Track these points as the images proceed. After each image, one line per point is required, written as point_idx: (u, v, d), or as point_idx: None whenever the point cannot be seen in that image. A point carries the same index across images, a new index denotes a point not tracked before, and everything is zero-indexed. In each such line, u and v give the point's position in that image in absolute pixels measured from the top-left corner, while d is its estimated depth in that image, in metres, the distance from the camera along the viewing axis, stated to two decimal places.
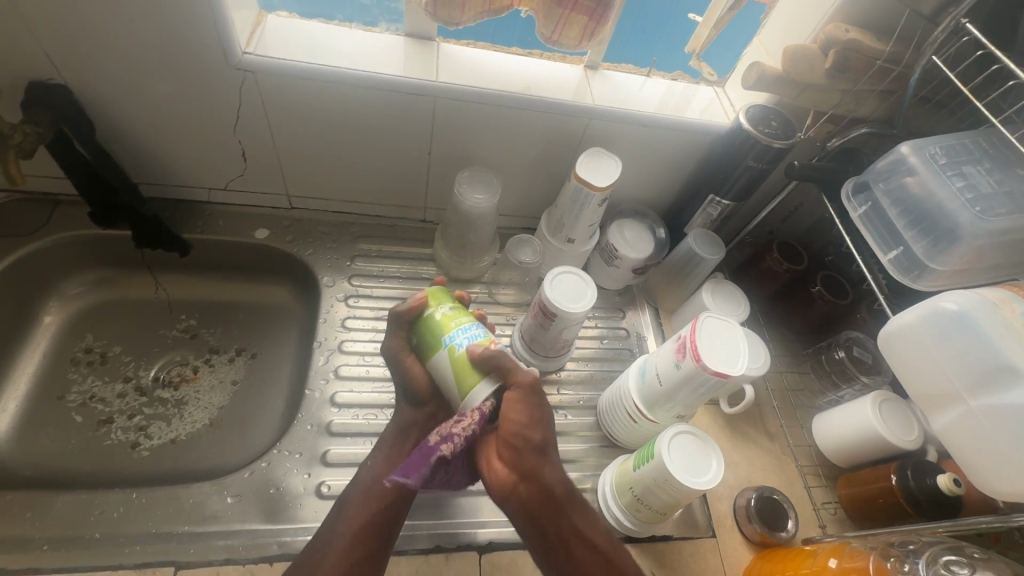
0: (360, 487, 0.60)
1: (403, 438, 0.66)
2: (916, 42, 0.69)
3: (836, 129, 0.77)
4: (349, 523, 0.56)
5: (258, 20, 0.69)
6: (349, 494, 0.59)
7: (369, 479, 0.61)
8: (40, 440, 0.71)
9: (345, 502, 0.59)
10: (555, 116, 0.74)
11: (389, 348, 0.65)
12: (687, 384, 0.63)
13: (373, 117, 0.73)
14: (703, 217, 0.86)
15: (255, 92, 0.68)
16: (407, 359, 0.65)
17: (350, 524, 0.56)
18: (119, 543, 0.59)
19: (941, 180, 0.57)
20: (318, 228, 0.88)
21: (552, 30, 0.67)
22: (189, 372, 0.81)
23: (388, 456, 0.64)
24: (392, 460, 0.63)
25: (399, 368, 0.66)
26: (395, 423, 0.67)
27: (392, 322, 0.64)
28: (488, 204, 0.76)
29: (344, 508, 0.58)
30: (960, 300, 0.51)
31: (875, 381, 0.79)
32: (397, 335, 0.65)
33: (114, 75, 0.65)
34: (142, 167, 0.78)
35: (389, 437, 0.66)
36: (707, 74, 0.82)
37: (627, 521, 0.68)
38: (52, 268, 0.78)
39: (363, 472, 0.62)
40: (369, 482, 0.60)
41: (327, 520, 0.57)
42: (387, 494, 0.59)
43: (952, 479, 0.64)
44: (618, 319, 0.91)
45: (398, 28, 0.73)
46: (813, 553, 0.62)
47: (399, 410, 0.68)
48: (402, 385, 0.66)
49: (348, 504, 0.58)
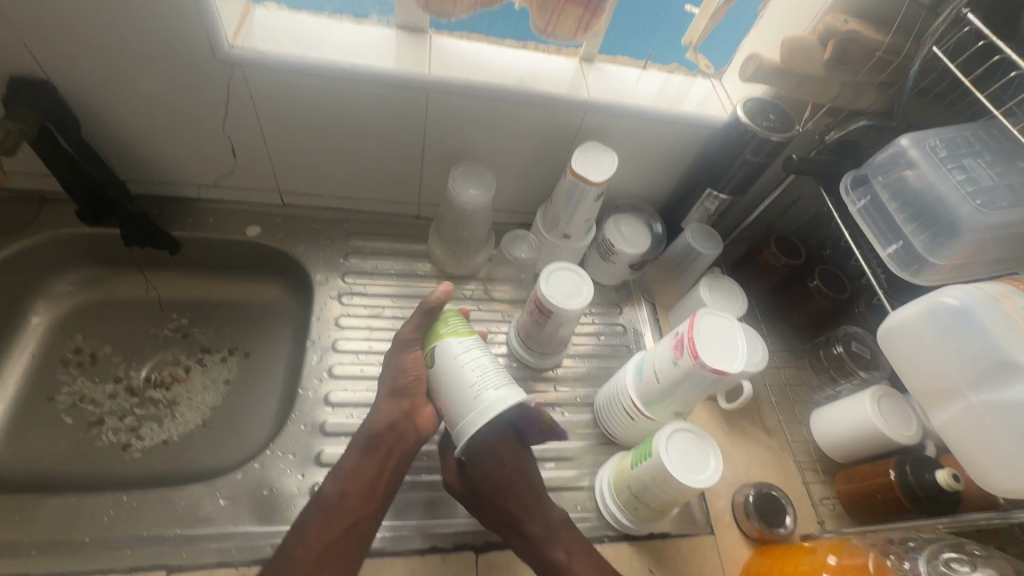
0: (324, 502, 0.56)
1: (375, 445, 0.60)
2: (915, 33, 0.68)
3: (835, 122, 0.76)
4: (310, 548, 0.53)
5: (247, 12, 0.67)
6: (312, 508, 0.56)
7: (335, 494, 0.57)
8: (29, 442, 0.70)
9: (307, 519, 0.56)
10: (551, 109, 0.73)
11: (400, 337, 0.64)
12: (686, 381, 0.62)
13: (365, 112, 0.71)
14: (700, 212, 0.85)
15: (244, 87, 0.66)
16: (412, 351, 0.63)
17: (311, 547, 0.53)
18: (111, 547, 0.58)
19: (941, 173, 0.56)
20: (310, 225, 0.87)
21: (545, 21, 0.71)
22: (181, 372, 0.80)
23: (357, 469, 0.59)
24: (361, 474, 0.58)
25: (397, 357, 0.63)
26: (368, 427, 0.61)
27: (416, 314, 0.64)
28: (482, 199, 0.75)
29: (306, 526, 0.55)
30: (961, 295, 0.50)
31: (873, 376, 0.79)
32: (411, 328, 0.64)
33: (98, 69, 0.63)
34: (130, 164, 0.77)
35: (361, 442, 0.60)
36: (704, 67, 0.80)
37: (624, 519, 0.67)
38: (39, 267, 0.77)
39: (327, 484, 0.58)
40: (334, 497, 0.57)
41: (289, 535, 0.55)
42: (353, 510, 0.56)
43: (951, 474, 0.63)
44: (614, 316, 0.90)
45: (388, 20, 0.71)
46: (812, 550, 0.62)
47: (378, 408, 0.62)
48: (391, 375, 0.63)
49: (316, 518, 0.55)
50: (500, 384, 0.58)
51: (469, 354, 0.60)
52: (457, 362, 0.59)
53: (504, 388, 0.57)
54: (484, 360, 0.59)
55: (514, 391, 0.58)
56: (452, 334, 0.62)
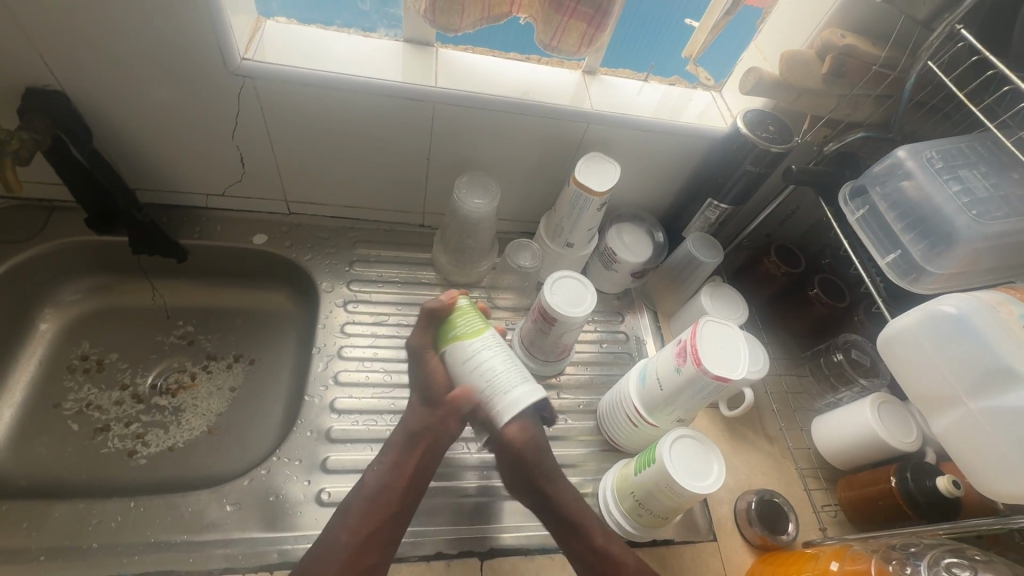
0: (364, 494, 0.61)
1: (414, 443, 0.64)
2: (911, 47, 0.69)
3: (833, 134, 0.77)
4: (352, 535, 0.58)
5: (257, 25, 0.68)
6: (353, 498, 0.61)
7: (376, 486, 0.61)
8: (37, 449, 0.70)
9: (348, 507, 0.60)
10: (556, 120, 0.74)
11: (412, 345, 0.67)
12: (688, 388, 0.63)
13: (371, 123, 0.73)
14: (701, 221, 0.86)
15: (254, 98, 0.68)
16: (429, 358, 0.66)
17: (353, 535, 0.58)
18: (117, 554, 0.59)
19: (938, 185, 0.57)
20: (316, 234, 0.88)
21: (551, 35, 0.66)
22: (187, 379, 0.81)
23: (395, 464, 0.62)
24: (400, 470, 0.62)
25: (419, 368, 0.66)
26: (406, 427, 0.65)
27: (421, 317, 0.66)
28: (487, 209, 0.76)
29: (348, 516, 0.59)
30: (958, 303, 0.51)
31: (873, 384, 0.79)
32: (422, 333, 0.66)
33: (112, 80, 0.64)
34: (140, 173, 0.78)
35: (399, 442, 0.64)
36: (704, 79, 0.82)
37: (627, 525, 0.68)
38: (49, 275, 0.78)
39: (367, 477, 0.62)
40: (373, 489, 0.61)
41: (331, 523, 0.59)
42: (393, 502, 0.60)
43: (951, 481, 0.64)
44: (616, 323, 0.91)
45: (395, 34, 0.74)
46: (814, 557, 0.62)
47: (413, 410, 0.66)
48: (421, 384, 0.66)
49: (355, 510, 0.59)
50: (513, 385, 0.60)
51: (475, 356, 0.61)
52: (466, 367, 0.62)
53: (516, 390, 0.60)
54: (494, 360, 0.61)
55: (529, 391, 0.60)
56: (463, 337, 0.63)
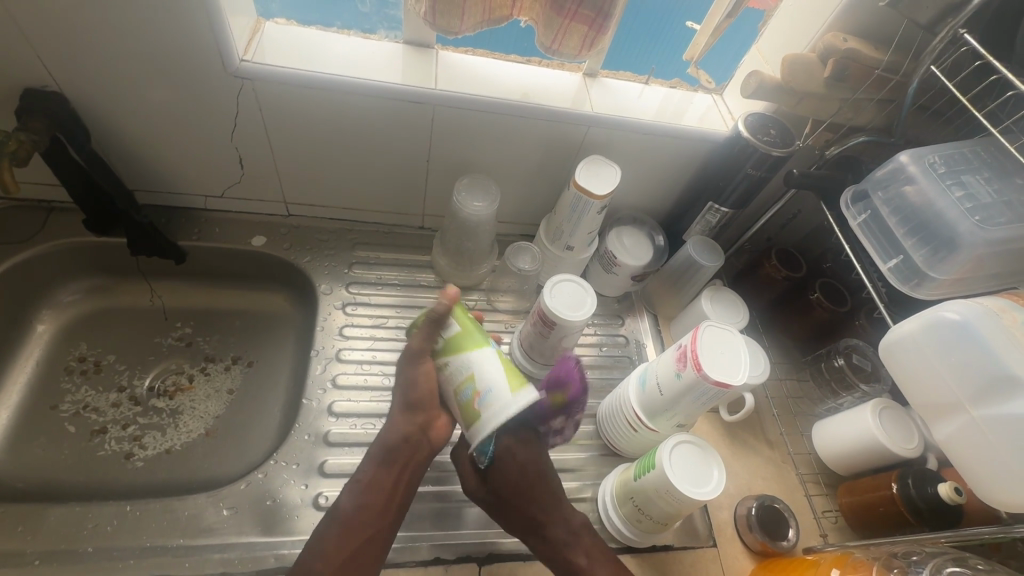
0: (341, 513, 0.59)
1: (391, 459, 0.62)
2: (913, 51, 0.69)
3: (835, 137, 0.77)
4: (327, 560, 0.55)
5: (257, 27, 0.68)
6: (331, 519, 0.58)
7: (353, 507, 0.59)
8: (33, 451, 0.70)
9: (325, 530, 0.58)
10: (557, 123, 0.74)
11: (411, 347, 0.63)
12: (688, 394, 0.62)
13: (371, 125, 0.72)
14: (702, 224, 0.86)
15: (253, 100, 0.67)
16: (423, 363, 0.63)
17: (329, 558, 0.55)
18: (112, 558, 0.58)
19: (941, 190, 0.57)
20: (315, 235, 0.88)
21: (552, 38, 0.65)
22: (185, 381, 0.80)
23: (373, 482, 0.61)
24: (377, 488, 0.60)
25: (410, 371, 0.63)
26: (383, 441, 0.63)
27: (427, 321, 0.62)
28: (487, 212, 0.76)
29: (324, 539, 0.57)
30: (961, 310, 0.51)
31: (874, 390, 0.79)
32: (422, 337, 0.62)
33: (110, 80, 0.64)
34: (139, 174, 0.77)
35: (376, 455, 0.62)
36: (705, 82, 0.82)
37: (627, 531, 0.67)
38: (47, 276, 0.78)
39: (344, 498, 0.60)
40: (351, 510, 0.59)
41: (309, 543, 0.57)
42: (372, 522, 0.58)
43: (953, 487, 0.63)
44: (616, 327, 0.90)
45: (396, 36, 0.73)
46: (815, 564, 0.61)
47: (393, 423, 0.64)
48: (405, 388, 0.63)
49: (333, 530, 0.57)
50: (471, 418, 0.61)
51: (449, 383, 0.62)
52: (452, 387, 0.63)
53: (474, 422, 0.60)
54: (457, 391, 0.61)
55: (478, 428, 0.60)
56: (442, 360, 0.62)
